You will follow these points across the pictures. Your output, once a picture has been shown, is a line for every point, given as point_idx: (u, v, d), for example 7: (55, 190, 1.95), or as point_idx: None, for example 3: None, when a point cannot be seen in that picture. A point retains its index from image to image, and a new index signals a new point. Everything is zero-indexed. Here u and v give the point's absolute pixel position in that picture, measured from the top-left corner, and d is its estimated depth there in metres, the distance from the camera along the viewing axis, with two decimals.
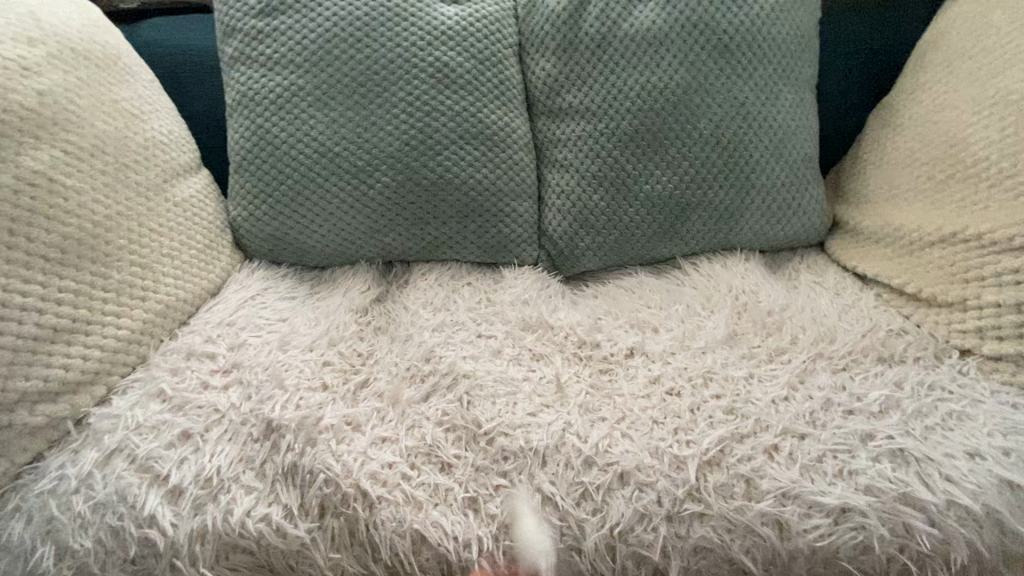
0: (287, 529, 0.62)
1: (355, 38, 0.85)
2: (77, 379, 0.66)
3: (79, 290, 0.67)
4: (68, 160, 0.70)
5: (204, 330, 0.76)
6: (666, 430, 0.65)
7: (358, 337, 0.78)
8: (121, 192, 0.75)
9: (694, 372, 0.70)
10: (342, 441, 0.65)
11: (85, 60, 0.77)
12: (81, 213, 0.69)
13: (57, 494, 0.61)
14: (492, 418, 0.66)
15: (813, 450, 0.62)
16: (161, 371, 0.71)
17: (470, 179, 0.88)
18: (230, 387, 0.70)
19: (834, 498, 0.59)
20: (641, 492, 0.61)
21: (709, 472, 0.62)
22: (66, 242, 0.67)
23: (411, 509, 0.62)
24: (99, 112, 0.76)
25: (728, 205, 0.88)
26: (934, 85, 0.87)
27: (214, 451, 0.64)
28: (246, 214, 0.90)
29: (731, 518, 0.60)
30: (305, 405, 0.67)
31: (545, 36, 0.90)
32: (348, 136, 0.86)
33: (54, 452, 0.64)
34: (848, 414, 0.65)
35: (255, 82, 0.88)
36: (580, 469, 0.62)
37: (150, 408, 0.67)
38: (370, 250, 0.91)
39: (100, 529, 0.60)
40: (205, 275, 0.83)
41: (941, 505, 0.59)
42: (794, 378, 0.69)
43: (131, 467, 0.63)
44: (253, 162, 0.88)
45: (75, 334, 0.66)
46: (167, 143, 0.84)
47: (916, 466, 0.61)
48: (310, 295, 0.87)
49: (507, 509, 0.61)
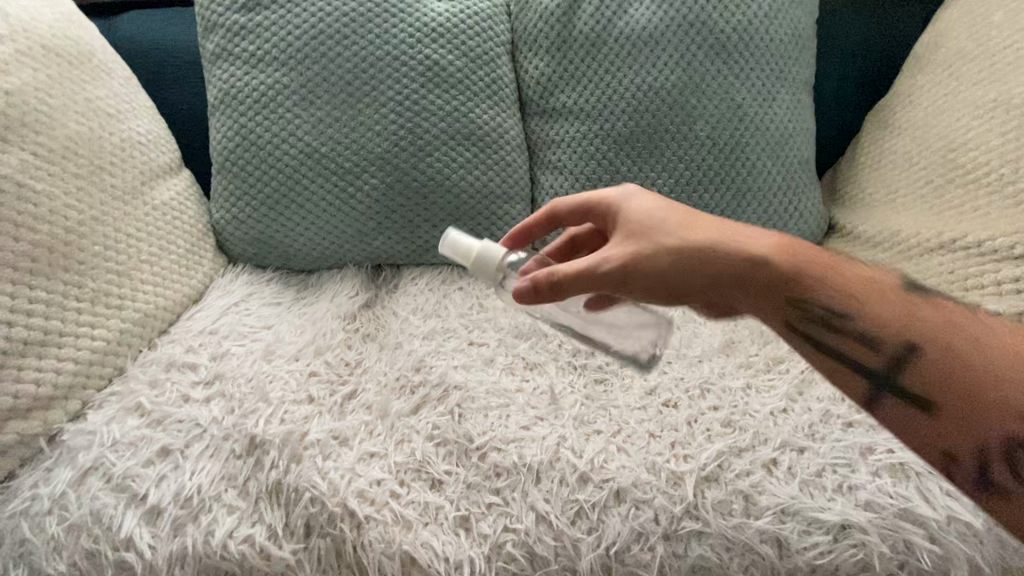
0: (271, 550, 0.58)
1: (341, 37, 0.82)
2: (49, 394, 0.63)
3: (50, 300, 0.64)
4: (40, 165, 0.66)
5: (186, 339, 0.74)
6: (663, 444, 0.63)
7: (346, 345, 0.76)
8: (98, 199, 0.72)
9: (690, 385, 0.68)
10: (329, 457, 0.63)
11: (59, 60, 0.73)
12: (50, 218, 0.66)
13: (31, 515, 0.58)
14: (484, 432, 0.64)
15: (811, 465, 0.60)
16: (140, 383, 0.68)
17: (462, 180, 0.85)
18: (213, 400, 0.67)
19: (836, 516, 0.56)
20: (637, 511, 0.58)
21: (707, 488, 0.59)
22: (35, 251, 0.64)
23: (399, 530, 0.58)
24: (69, 110, 0.72)
25: (724, 206, 0.86)
26: (935, 88, 0.85)
27: (194, 468, 0.61)
28: (231, 218, 0.87)
29: (731, 537, 0.56)
30: (290, 419, 0.65)
31: (539, 34, 0.87)
32: (333, 137, 0.83)
33: (27, 471, 0.61)
34: (848, 430, 0.63)
35: (237, 78, 0.84)
36: (575, 486, 0.60)
37: (128, 424, 0.64)
38: (357, 254, 0.89)
39: (75, 552, 0.57)
40: (184, 282, 0.80)
41: (942, 522, 0.56)
42: (794, 390, 0.67)
43: (107, 486, 0.60)
44: (236, 165, 0.85)
45: (47, 346, 0.63)
46: (145, 142, 0.81)
47: (919, 480, 0.59)
48: (296, 300, 0.84)
49: (499, 530, 0.58)
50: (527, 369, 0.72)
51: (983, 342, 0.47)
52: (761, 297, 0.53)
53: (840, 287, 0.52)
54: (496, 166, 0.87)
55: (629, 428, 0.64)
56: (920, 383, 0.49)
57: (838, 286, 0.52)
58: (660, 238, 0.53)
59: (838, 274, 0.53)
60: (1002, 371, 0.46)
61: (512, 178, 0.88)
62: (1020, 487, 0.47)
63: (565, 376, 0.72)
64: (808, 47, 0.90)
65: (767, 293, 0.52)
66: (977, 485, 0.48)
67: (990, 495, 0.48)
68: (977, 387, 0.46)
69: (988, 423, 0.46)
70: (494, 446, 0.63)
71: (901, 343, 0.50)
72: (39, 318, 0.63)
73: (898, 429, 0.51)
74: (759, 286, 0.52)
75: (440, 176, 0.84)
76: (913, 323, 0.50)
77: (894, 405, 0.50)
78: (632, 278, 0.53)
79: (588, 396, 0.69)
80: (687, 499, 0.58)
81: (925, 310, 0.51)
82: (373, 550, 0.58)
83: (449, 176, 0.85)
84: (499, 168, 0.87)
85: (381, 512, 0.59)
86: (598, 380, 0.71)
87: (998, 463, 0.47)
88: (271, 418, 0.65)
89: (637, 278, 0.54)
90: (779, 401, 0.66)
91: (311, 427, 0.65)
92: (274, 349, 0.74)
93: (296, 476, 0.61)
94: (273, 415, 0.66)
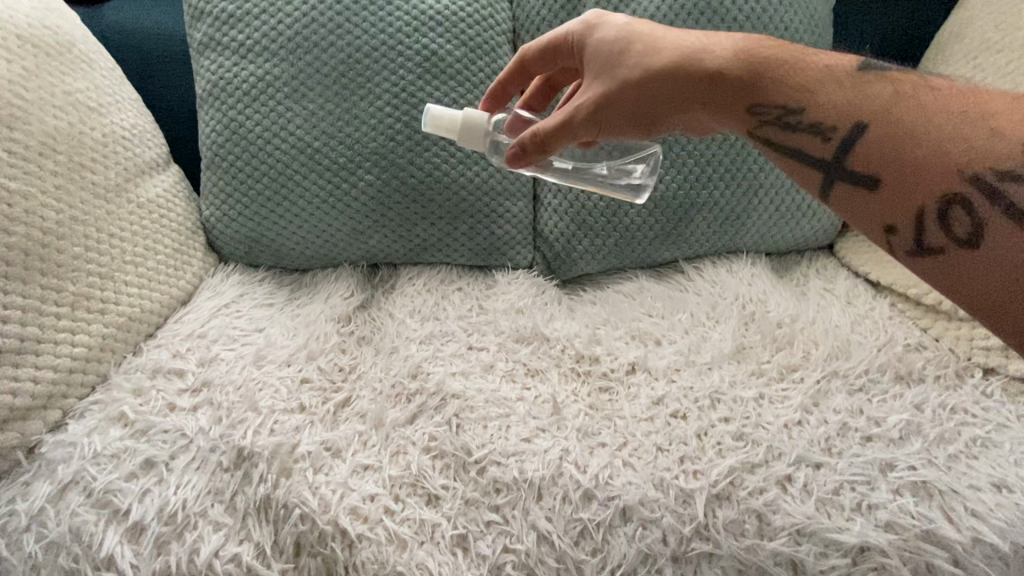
0: (260, 570, 0.56)
1: (335, 25, 0.78)
2: (27, 404, 0.60)
3: (26, 305, 0.61)
4: (15, 163, 0.63)
5: (173, 344, 0.70)
6: (671, 459, 0.60)
7: (340, 350, 0.73)
8: (78, 197, 0.68)
9: (699, 394, 0.65)
10: (320, 470, 0.60)
11: (36, 51, 0.69)
12: (25, 219, 0.62)
13: (9, 532, 0.56)
14: (483, 445, 0.61)
15: (828, 482, 0.57)
16: (123, 392, 0.65)
17: (461, 176, 0.81)
18: (200, 409, 0.64)
19: (853, 538, 0.54)
20: (644, 531, 0.56)
21: (717, 507, 0.57)
22: (10, 254, 0.61)
23: (394, 550, 0.56)
24: (46, 104, 0.68)
25: (735, 203, 0.82)
26: (958, 80, 0.81)
27: (179, 482, 0.58)
28: (221, 215, 0.83)
29: (742, 558, 0.55)
30: (281, 430, 0.62)
31: (543, 22, 0.83)
32: (328, 131, 0.80)
33: (4, 485, 0.58)
34: (867, 444, 0.60)
35: (226, 69, 0.80)
36: (578, 504, 0.57)
37: (110, 435, 0.61)
38: (352, 253, 0.85)
39: (54, 571, 0.55)
40: (171, 282, 0.76)
41: (967, 545, 0.54)
42: (809, 400, 0.64)
43: (88, 501, 0.57)
44: (225, 160, 0.82)
45: (24, 355, 0.60)
46: (129, 137, 0.77)
47: (940, 499, 0.56)
48: (289, 301, 0.81)
49: (498, 550, 0.56)
50: (529, 376, 0.69)
51: (962, 105, 0.43)
52: (747, 117, 0.51)
53: (824, 75, 0.48)
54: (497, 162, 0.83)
55: (635, 441, 0.61)
56: (870, 152, 0.45)
57: (841, 109, 0.47)
58: (623, 67, 0.54)
59: (835, 83, 0.48)
60: (982, 138, 0.41)
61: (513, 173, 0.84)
62: (1007, 220, 0.40)
63: (568, 384, 0.68)
64: (825, 37, 0.86)
65: (738, 112, 0.51)
66: (967, 247, 0.41)
67: (956, 251, 0.42)
68: (937, 161, 0.42)
69: (938, 167, 0.42)
70: (494, 460, 0.60)
71: (863, 125, 0.46)
72: (14, 325, 0.60)
73: (855, 216, 0.47)
74: (724, 102, 0.51)
75: (438, 172, 0.81)
76: (895, 98, 0.45)
77: (870, 201, 0.46)
78: (603, 121, 0.55)
79: (592, 405, 0.66)
80: (696, 519, 0.56)
81: (951, 95, 0.44)
82: (367, 571, 0.55)
83: (448, 172, 0.81)
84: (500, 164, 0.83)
85: (375, 531, 0.57)
86: (603, 389, 0.68)
87: (957, 214, 0.41)
88: (259, 429, 0.62)
89: (607, 117, 0.55)
90: (794, 412, 0.63)
91: (302, 439, 0.62)
92: (264, 354, 0.70)
93: (286, 492, 0.58)
94: (262, 426, 0.63)
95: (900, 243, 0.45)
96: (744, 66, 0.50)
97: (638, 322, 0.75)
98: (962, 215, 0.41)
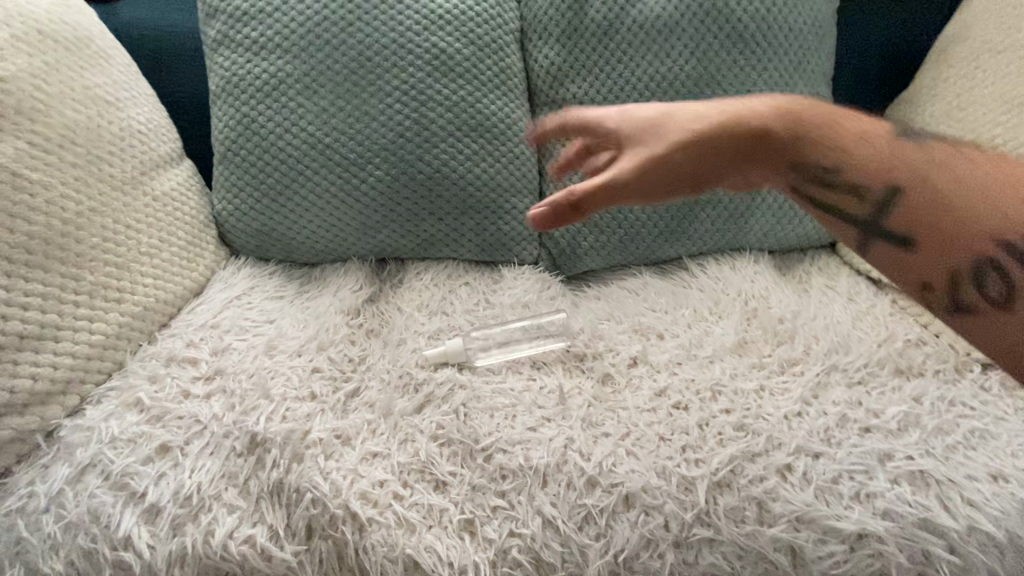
0: (273, 552, 0.57)
1: (346, 24, 0.80)
2: (47, 388, 0.61)
3: (46, 293, 0.63)
4: (37, 155, 0.65)
5: (187, 333, 0.72)
6: (673, 448, 0.61)
7: (349, 341, 0.75)
8: (96, 189, 0.70)
9: (701, 386, 0.67)
10: (331, 457, 0.62)
11: (56, 46, 0.71)
12: (46, 209, 0.64)
13: (29, 513, 0.57)
14: (490, 433, 0.63)
15: (827, 471, 0.59)
16: (139, 379, 0.66)
17: (469, 172, 0.83)
18: (213, 397, 0.66)
19: (851, 525, 0.55)
20: (647, 517, 0.57)
21: (718, 494, 0.58)
22: (31, 243, 0.62)
23: (403, 533, 0.58)
24: (66, 98, 0.70)
25: (737, 201, 0.84)
26: (959, 81, 0.82)
27: (194, 466, 0.60)
28: (233, 210, 0.85)
29: (742, 544, 0.56)
30: (293, 418, 0.64)
31: (549, 21, 0.84)
32: (338, 128, 0.81)
33: (23, 468, 0.60)
34: (865, 435, 0.61)
35: (238, 66, 0.82)
36: (582, 490, 0.59)
37: (127, 420, 0.63)
38: (361, 248, 0.87)
39: (72, 551, 0.57)
40: (185, 274, 0.78)
41: (963, 532, 0.55)
42: (809, 393, 0.65)
43: (105, 484, 0.59)
44: (237, 155, 0.83)
45: (43, 341, 0.62)
46: (145, 131, 0.79)
47: (937, 488, 0.57)
48: (299, 294, 0.83)
49: (505, 535, 0.58)
50: (535, 368, 0.71)
51: (992, 176, 0.46)
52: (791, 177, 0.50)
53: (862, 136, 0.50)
54: (504, 159, 0.84)
55: (638, 431, 0.63)
56: (912, 220, 0.48)
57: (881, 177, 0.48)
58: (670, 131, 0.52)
59: (870, 146, 0.50)
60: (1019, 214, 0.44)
61: (519, 170, 0.85)
62: None
63: (573, 376, 0.70)
64: (828, 38, 0.87)
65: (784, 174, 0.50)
66: (998, 305, 0.46)
67: (990, 309, 0.46)
68: (976, 236, 0.45)
69: (976, 236, 0.45)
70: (500, 448, 0.62)
71: (905, 193, 0.48)
72: (35, 311, 0.61)
73: (891, 271, 0.50)
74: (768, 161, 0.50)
75: (446, 168, 0.82)
76: (934, 164, 0.48)
77: (909, 262, 0.49)
78: (651, 187, 0.52)
79: (596, 396, 0.67)
80: (698, 506, 0.57)
81: (983, 166, 0.47)
82: (377, 554, 0.57)
83: (456, 168, 0.83)
84: (507, 160, 0.84)
85: (385, 515, 0.58)
86: (606, 381, 0.69)
87: (991, 277, 0.45)
88: (271, 417, 0.64)
89: (651, 182, 0.52)
90: (794, 404, 0.64)
91: (313, 426, 0.63)
92: (275, 344, 0.72)
93: (298, 476, 0.59)
94: (274, 414, 0.64)
95: (938, 301, 0.49)
96: (787, 126, 0.49)
97: (642, 317, 0.76)
98: (997, 281, 0.45)
